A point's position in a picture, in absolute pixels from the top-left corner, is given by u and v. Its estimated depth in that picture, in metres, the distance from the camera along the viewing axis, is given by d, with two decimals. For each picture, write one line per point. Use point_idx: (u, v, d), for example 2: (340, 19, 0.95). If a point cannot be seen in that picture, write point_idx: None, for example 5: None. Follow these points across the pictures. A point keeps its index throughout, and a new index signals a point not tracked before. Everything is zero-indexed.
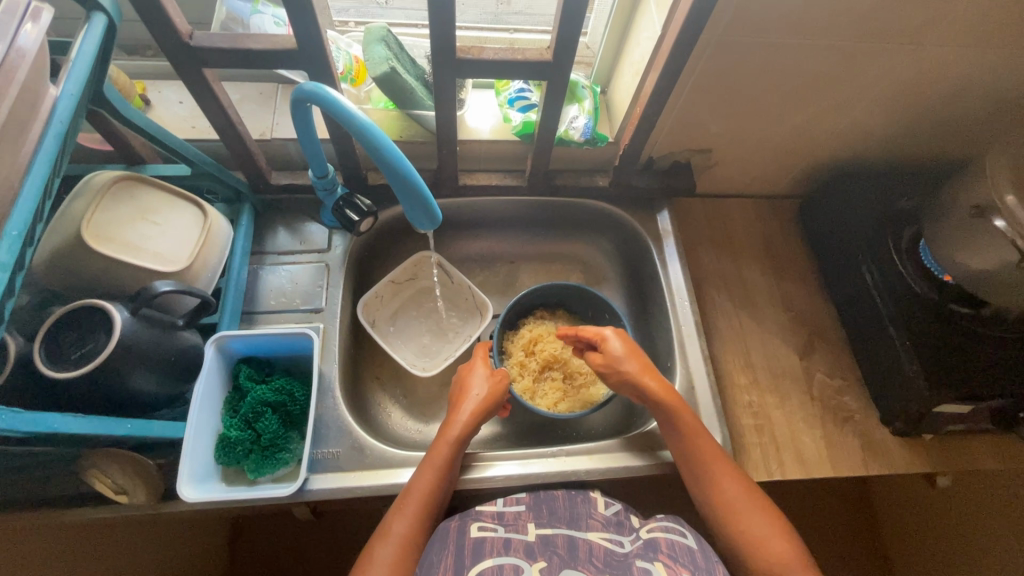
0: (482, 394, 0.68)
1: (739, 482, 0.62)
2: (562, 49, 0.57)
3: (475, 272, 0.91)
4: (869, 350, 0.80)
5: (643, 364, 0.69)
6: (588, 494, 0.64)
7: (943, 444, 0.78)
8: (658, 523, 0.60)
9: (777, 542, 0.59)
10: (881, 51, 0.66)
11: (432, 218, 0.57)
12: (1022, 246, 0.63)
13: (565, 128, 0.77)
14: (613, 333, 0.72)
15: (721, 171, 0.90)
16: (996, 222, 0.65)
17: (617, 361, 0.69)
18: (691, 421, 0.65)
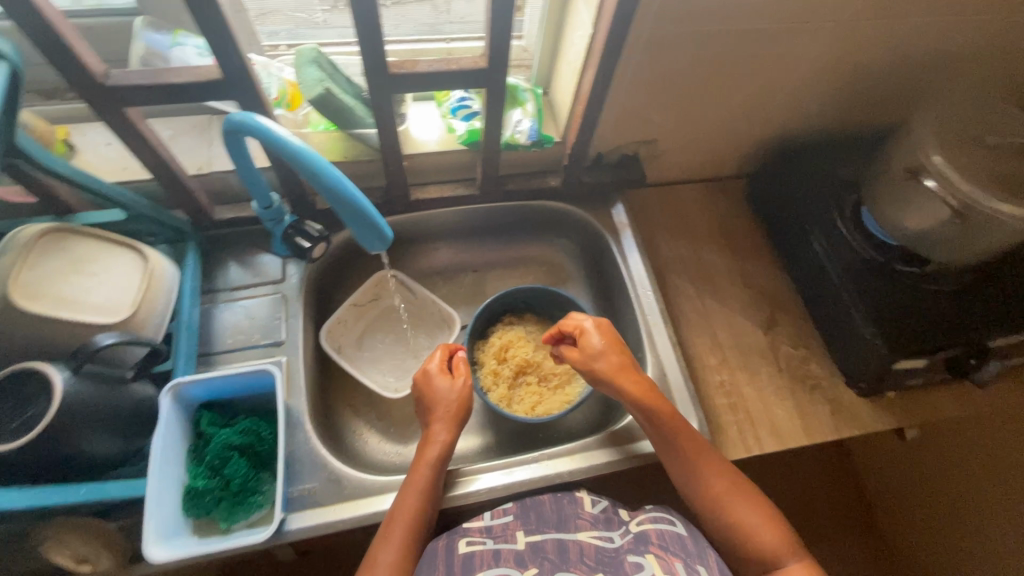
0: (452, 407, 0.68)
1: (717, 473, 0.63)
2: (496, 55, 0.57)
3: (439, 285, 0.90)
4: (826, 318, 0.83)
5: (615, 364, 0.68)
6: (574, 495, 0.64)
7: (905, 400, 0.81)
8: (646, 514, 0.60)
9: (761, 527, 0.59)
10: (802, 30, 0.69)
11: (382, 237, 0.55)
12: (954, 203, 0.67)
13: (510, 133, 0.77)
14: (593, 328, 0.71)
15: (669, 159, 0.91)
16: (927, 182, 0.69)
17: (592, 358, 0.69)
18: (670, 420, 0.66)
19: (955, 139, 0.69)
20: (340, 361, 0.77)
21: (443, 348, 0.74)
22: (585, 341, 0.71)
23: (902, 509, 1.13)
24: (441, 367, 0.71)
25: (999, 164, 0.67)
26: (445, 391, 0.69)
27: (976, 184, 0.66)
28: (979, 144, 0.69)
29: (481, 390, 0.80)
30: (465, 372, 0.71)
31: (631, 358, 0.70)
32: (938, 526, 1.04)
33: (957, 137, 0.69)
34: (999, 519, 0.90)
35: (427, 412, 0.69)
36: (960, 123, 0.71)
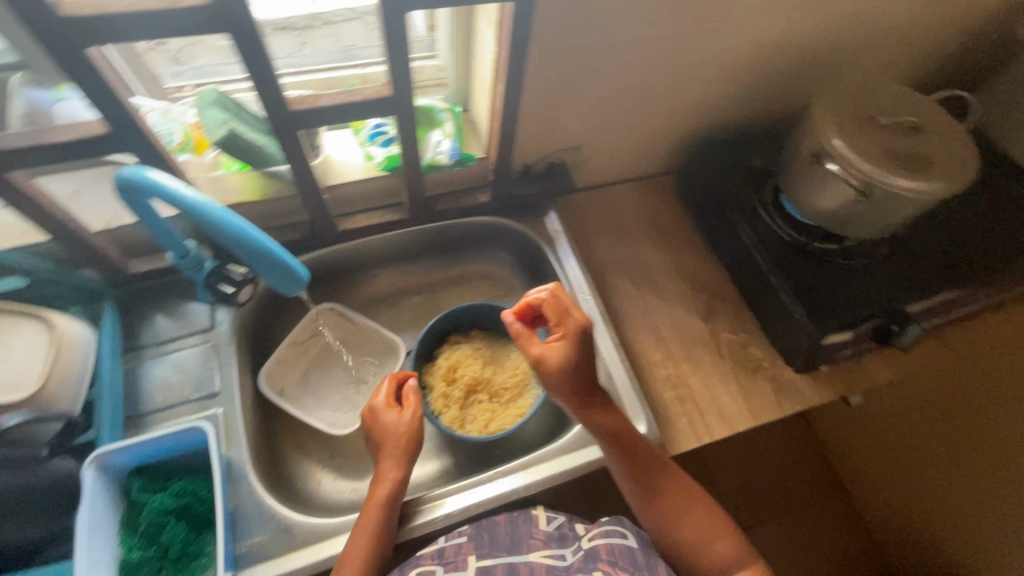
0: (401, 442, 0.67)
1: (681, 491, 0.66)
2: (397, 81, 0.57)
3: (381, 312, 0.89)
4: (760, 302, 0.86)
5: (582, 382, 0.66)
6: (529, 513, 0.64)
7: (841, 371, 0.85)
8: (599, 527, 0.61)
9: (713, 538, 0.63)
10: (697, 32, 0.71)
11: (297, 279, 0.57)
12: (855, 183, 0.71)
13: (431, 155, 0.78)
14: (570, 334, 0.66)
15: (596, 163, 0.93)
16: (829, 165, 0.73)
17: (560, 370, 0.66)
18: (631, 439, 0.66)
19: (849, 121, 0.73)
20: (283, 404, 0.75)
21: (389, 379, 0.71)
22: (558, 347, 0.66)
23: (863, 462, 1.29)
24: (388, 403, 0.69)
25: (891, 141, 0.72)
26: (392, 426, 0.67)
27: (870, 162, 0.70)
28: (871, 125, 0.73)
29: (433, 414, 0.79)
30: (414, 402, 0.69)
31: (598, 374, 0.68)
32: (894, 469, 1.20)
33: (854, 118, 0.73)
34: (940, 454, 1.05)
35: (377, 449, 0.68)
36: (853, 106, 0.75)
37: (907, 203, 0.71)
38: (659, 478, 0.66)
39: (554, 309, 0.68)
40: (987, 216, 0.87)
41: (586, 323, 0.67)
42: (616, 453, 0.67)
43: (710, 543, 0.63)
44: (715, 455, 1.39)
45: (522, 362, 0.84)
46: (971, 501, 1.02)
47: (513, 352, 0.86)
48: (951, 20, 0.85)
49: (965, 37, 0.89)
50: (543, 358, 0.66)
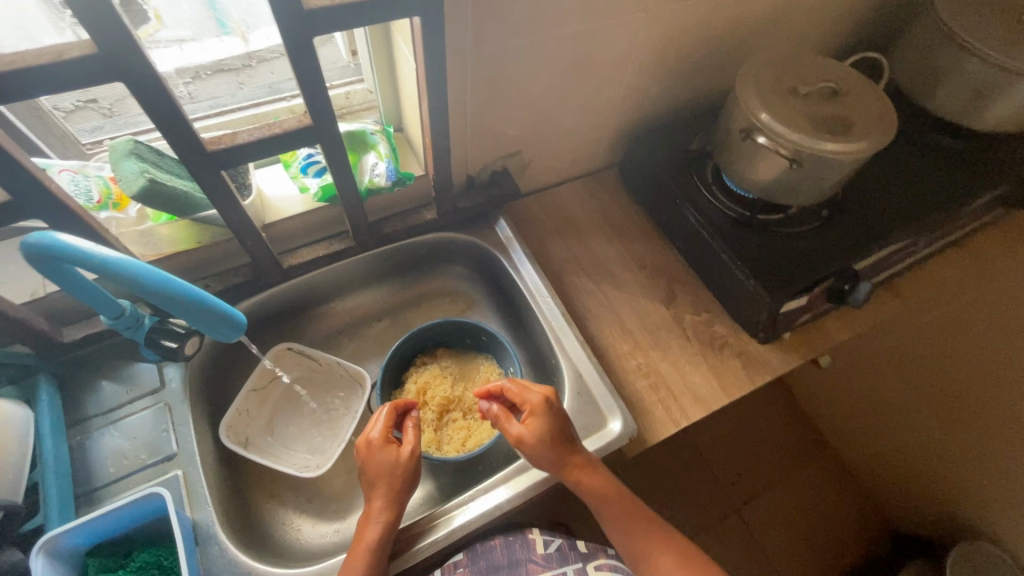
0: (399, 481, 0.65)
1: (673, 555, 0.66)
2: (317, 107, 0.56)
3: (341, 345, 0.87)
4: (716, 280, 0.87)
5: (563, 450, 0.66)
6: (527, 537, 0.72)
7: (803, 335, 0.87)
8: (604, 557, 0.71)
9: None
10: (613, 25, 0.73)
11: (234, 324, 0.57)
12: (785, 152, 0.73)
13: (368, 178, 0.74)
14: (541, 407, 0.67)
15: (539, 166, 0.93)
16: (760, 140, 0.74)
17: (538, 444, 0.66)
18: (617, 499, 0.68)
19: (771, 95, 0.75)
20: (249, 454, 0.72)
21: (388, 409, 0.69)
22: (533, 423, 0.67)
23: (851, 426, 1.33)
24: (384, 438, 0.67)
25: (814, 110, 0.74)
26: (389, 465, 0.65)
27: (798, 130, 0.72)
28: (792, 95, 0.75)
29: None
30: (415, 437, 0.67)
31: (576, 438, 0.68)
32: (880, 427, 1.25)
33: (777, 89, 0.76)
34: (924, 403, 1.12)
35: (368, 484, 0.65)
36: (774, 81, 0.77)
37: (839, 167, 0.74)
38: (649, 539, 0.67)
39: (522, 391, 0.70)
40: (921, 169, 0.92)
41: (550, 396, 0.69)
42: (602, 508, 0.68)
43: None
44: (704, 436, 1.40)
45: (492, 376, 0.83)
46: (957, 441, 1.07)
47: (482, 365, 0.85)
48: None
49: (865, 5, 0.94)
50: (523, 437, 0.67)
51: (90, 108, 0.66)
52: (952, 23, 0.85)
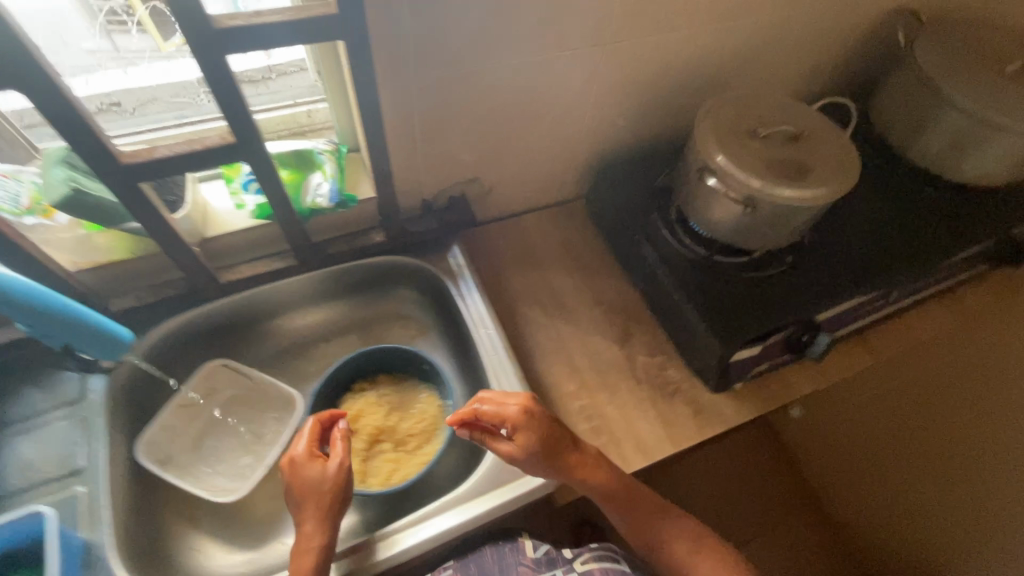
0: (326, 498, 0.62)
1: (682, 532, 0.69)
2: (238, 125, 0.55)
3: (281, 365, 0.84)
4: (670, 323, 0.83)
5: (554, 456, 0.66)
6: (517, 542, 0.76)
7: (762, 386, 0.83)
8: (589, 553, 0.71)
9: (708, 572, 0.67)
10: (564, 56, 0.72)
11: (120, 343, 0.63)
12: (734, 197, 0.71)
13: (311, 200, 0.74)
14: (522, 421, 0.65)
15: (500, 193, 0.92)
16: (711, 181, 0.72)
17: (531, 457, 0.65)
18: (625, 488, 0.68)
19: (729, 134, 0.73)
20: (164, 475, 0.70)
21: (312, 421, 0.67)
22: (519, 434, 0.65)
23: (839, 482, 1.25)
24: (309, 452, 0.65)
25: (774, 153, 0.71)
26: (315, 482, 0.63)
27: (755, 172, 0.69)
28: (752, 137, 0.73)
29: None
30: (342, 450, 0.65)
31: (568, 436, 0.67)
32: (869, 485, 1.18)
33: (738, 129, 0.73)
34: (913, 458, 1.05)
35: (297, 505, 0.63)
36: (735, 121, 0.75)
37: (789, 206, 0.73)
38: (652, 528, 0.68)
39: (502, 403, 0.67)
40: (898, 216, 0.88)
41: (528, 403, 0.67)
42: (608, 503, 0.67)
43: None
44: (677, 480, 1.34)
45: (429, 408, 0.81)
46: (948, 511, 1.00)
47: (422, 395, 0.82)
48: (817, 35, 0.89)
49: (835, 51, 0.93)
50: (513, 454, 0.66)
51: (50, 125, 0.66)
52: (932, 72, 0.82)
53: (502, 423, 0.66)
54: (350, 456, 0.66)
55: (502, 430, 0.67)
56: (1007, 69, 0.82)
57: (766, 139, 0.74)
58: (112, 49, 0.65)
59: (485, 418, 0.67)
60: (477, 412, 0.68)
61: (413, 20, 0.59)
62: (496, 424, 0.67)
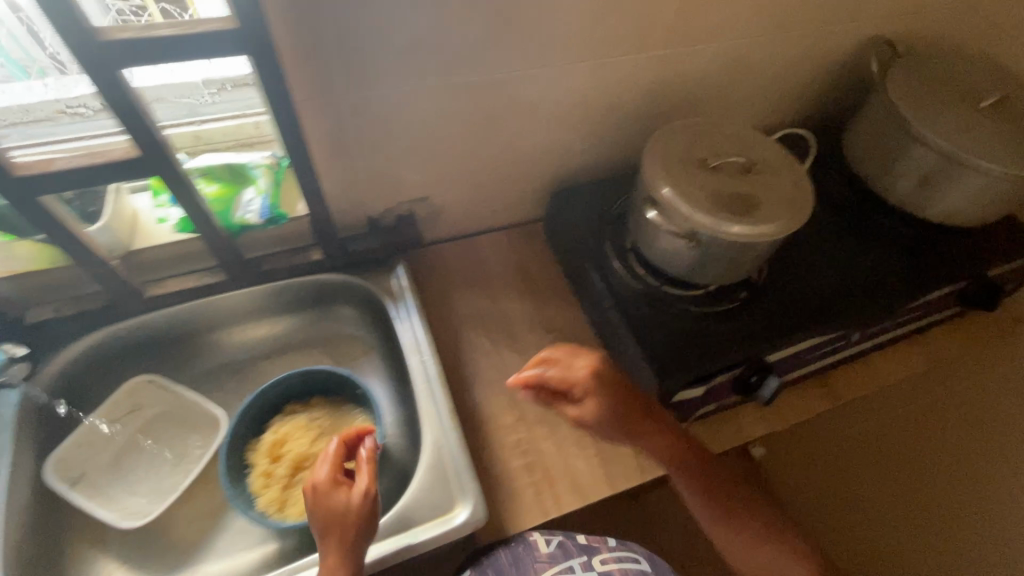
0: (350, 529, 0.58)
1: (748, 506, 0.73)
2: (143, 141, 0.53)
3: (213, 383, 0.81)
4: (616, 356, 0.80)
5: (619, 424, 0.70)
6: (529, 538, 0.71)
7: (711, 426, 0.79)
8: (608, 552, 0.75)
9: (761, 550, 0.72)
10: (508, 77, 0.70)
11: None
12: (676, 231, 0.68)
13: (241, 215, 0.72)
14: (591, 386, 0.71)
15: (453, 214, 0.89)
16: (652, 214, 0.69)
17: (596, 420, 0.71)
18: (698, 462, 0.72)
19: (676, 163, 0.69)
20: (69, 496, 0.69)
21: (337, 442, 0.63)
22: (588, 403, 0.71)
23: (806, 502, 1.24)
24: (332, 476, 0.60)
25: (722, 185, 0.68)
26: (339, 511, 0.58)
27: (698, 203, 0.66)
28: (701, 167, 0.69)
29: (250, 495, 0.71)
30: (367, 475, 0.60)
31: (645, 400, 0.71)
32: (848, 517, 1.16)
33: (687, 158, 0.70)
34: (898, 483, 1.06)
35: (321, 533, 0.58)
36: (686, 150, 0.71)
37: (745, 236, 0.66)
38: (710, 507, 0.72)
39: (567, 371, 0.73)
40: (865, 252, 0.84)
41: (595, 364, 0.72)
42: (683, 472, 0.71)
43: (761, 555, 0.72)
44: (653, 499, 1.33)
45: None
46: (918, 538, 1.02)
47: (355, 420, 0.79)
48: (786, 63, 0.86)
49: (805, 79, 0.90)
50: (580, 416, 0.72)
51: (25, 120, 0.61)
52: (901, 104, 0.79)
53: (574, 389, 0.72)
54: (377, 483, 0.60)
55: (575, 389, 0.72)
56: (982, 106, 0.78)
57: (716, 170, 0.70)
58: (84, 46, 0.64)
59: (549, 385, 0.74)
60: (541, 376, 0.73)
61: (336, 37, 0.57)
62: (569, 389, 0.73)
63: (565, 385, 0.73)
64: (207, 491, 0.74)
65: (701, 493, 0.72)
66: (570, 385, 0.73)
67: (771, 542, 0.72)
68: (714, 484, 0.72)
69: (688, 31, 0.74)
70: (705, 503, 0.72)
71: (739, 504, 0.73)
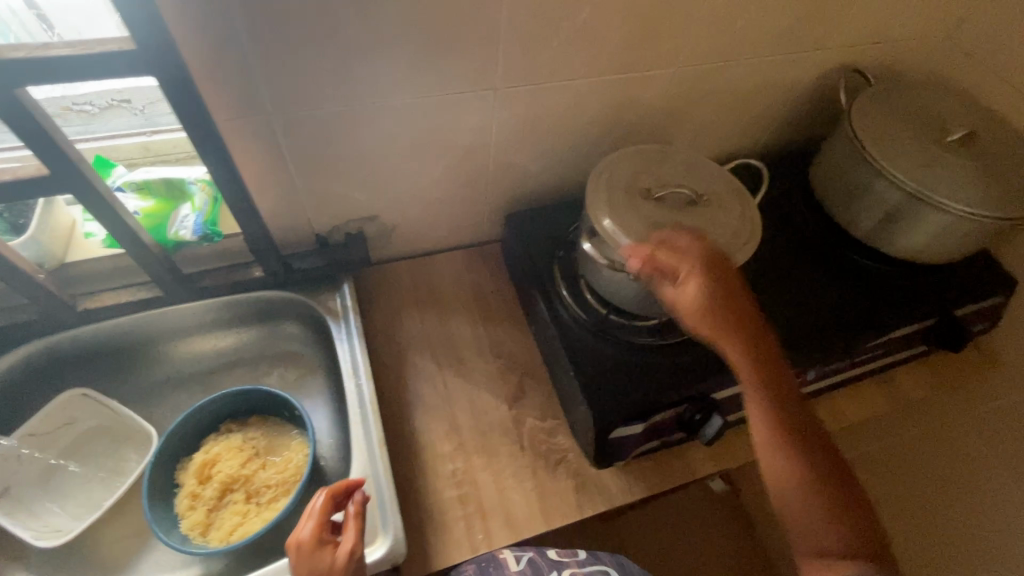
0: None
1: (828, 458, 0.57)
2: (48, 154, 0.51)
3: (152, 398, 0.80)
4: (560, 386, 0.78)
5: (726, 318, 0.58)
6: (497, 558, 0.67)
7: (657, 462, 0.76)
8: (579, 568, 0.70)
9: (835, 540, 0.53)
10: (452, 100, 0.68)
11: None
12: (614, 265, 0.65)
13: (175, 231, 0.73)
14: (701, 271, 0.59)
15: (406, 232, 0.87)
16: (587, 245, 0.67)
17: (697, 307, 0.58)
18: (784, 385, 0.58)
19: (620, 192, 0.67)
20: None
21: (325, 497, 0.60)
22: (692, 283, 0.59)
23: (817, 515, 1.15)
24: (318, 534, 0.58)
25: (665, 218, 0.65)
26: (322, 568, 0.55)
27: (636, 236, 0.63)
28: (644, 197, 0.67)
29: (174, 517, 0.70)
30: (354, 532, 0.58)
31: (747, 303, 0.60)
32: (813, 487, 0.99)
33: (633, 188, 0.68)
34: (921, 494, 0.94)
35: None
36: (632, 179, 0.69)
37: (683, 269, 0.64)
38: (793, 462, 0.55)
39: (665, 245, 0.61)
40: (822, 287, 0.82)
41: (711, 254, 0.60)
42: (767, 404, 0.57)
43: (830, 541, 0.53)
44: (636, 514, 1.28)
45: (296, 456, 0.75)
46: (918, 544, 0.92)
47: (292, 441, 0.77)
48: (751, 89, 0.83)
49: (771, 105, 0.88)
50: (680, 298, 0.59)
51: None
52: (864, 137, 0.76)
53: (679, 265, 0.59)
54: (361, 537, 0.58)
55: (663, 279, 0.61)
56: (949, 140, 0.74)
57: (661, 201, 0.67)
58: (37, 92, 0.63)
59: (657, 260, 0.60)
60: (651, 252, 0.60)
61: (258, 59, 0.55)
62: (665, 271, 0.60)
63: (663, 264, 0.60)
64: (133, 510, 0.73)
65: (785, 442, 0.56)
66: (671, 262, 0.60)
67: (847, 535, 0.53)
68: (802, 437, 0.56)
69: (641, 57, 0.72)
70: (787, 457, 0.55)
71: (822, 473, 0.55)
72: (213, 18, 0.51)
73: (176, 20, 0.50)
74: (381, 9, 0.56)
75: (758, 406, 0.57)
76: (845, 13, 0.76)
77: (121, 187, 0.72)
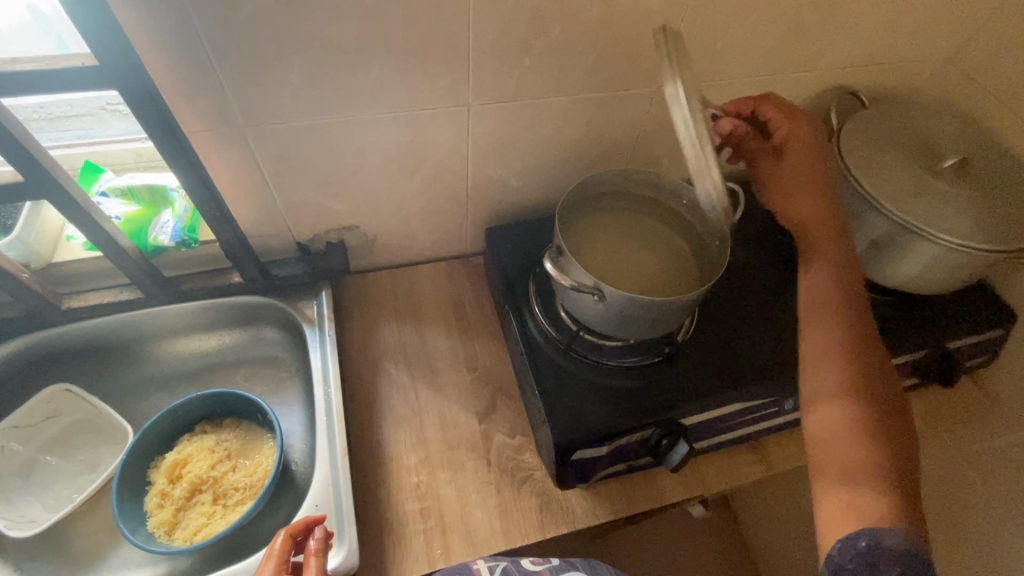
0: None
1: (872, 364, 0.56)
2: (17, 154, 0.54)
3: (134, 395, 0.82)
4: (527, 403, 0.77)
5: (814, 185, 0.66)
6: (470, 566, 0.61)
7: (624, 485, 0.75)
8: None
9: (862, 470, 0.51)
10: (426, 116, 0.69)
11: None
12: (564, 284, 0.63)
13: (154, 235, 0.75)
14: (795, 139, 0.67)
15: (388, 242, 0.88)
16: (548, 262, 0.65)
17: (789, 172, 0.67)
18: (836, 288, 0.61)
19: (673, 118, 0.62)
20: None
21: (284, 537, 0.58)
22: (794, 149, 0.67)
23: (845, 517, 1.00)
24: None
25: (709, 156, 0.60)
26: None
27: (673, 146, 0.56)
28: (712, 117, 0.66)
29: (143, 515, 0.71)
30: (314, 570, 0.57)
31: (830, 178, 0.67)
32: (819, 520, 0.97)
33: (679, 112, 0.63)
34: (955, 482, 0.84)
35: None
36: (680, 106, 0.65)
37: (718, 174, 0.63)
38: (838, 379, 0.55)
39: (757, 103, 0.68)
40: None
41: (806, 129, 0.67)
42: (827, 332, 0.58)
43: (856, 470, 0.51)
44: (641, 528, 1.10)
45: (266, 460, 0.76)
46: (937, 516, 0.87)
47: (265, 445, 0.78)
48: None
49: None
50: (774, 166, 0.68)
51: (63, 120, 0.72)
52: (852, 161, 0.73)
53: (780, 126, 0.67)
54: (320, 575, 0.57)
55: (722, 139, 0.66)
56: (941, 167, 0.71)
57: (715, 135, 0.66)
58: (41, 110, 0.70)
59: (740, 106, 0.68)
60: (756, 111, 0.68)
61: (230, 74, 0.57)
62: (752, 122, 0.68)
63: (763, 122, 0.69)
64: (106, 506, 0.74)
65: (837, 368, 0.56)
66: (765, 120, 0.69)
67: (879, 470, 0.51)
68: (858, 373, 0.56)
69: (617, 75, 0.71)
70: (835, 375, 0.56)
71: (869, 411, 0.54)
72: (176, 31, 0.53)
73: (140, 34, 0.52)
74: (344, 27, 0.57)
75: (817, 336, 0.59)
76: (831, 36, 0.75)
77: (106, 192, 0.75)
